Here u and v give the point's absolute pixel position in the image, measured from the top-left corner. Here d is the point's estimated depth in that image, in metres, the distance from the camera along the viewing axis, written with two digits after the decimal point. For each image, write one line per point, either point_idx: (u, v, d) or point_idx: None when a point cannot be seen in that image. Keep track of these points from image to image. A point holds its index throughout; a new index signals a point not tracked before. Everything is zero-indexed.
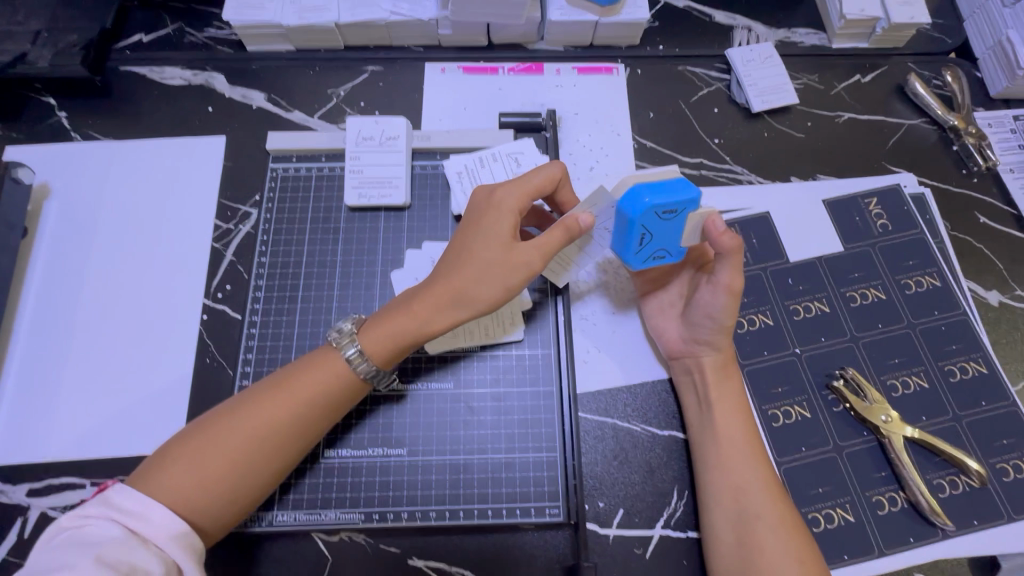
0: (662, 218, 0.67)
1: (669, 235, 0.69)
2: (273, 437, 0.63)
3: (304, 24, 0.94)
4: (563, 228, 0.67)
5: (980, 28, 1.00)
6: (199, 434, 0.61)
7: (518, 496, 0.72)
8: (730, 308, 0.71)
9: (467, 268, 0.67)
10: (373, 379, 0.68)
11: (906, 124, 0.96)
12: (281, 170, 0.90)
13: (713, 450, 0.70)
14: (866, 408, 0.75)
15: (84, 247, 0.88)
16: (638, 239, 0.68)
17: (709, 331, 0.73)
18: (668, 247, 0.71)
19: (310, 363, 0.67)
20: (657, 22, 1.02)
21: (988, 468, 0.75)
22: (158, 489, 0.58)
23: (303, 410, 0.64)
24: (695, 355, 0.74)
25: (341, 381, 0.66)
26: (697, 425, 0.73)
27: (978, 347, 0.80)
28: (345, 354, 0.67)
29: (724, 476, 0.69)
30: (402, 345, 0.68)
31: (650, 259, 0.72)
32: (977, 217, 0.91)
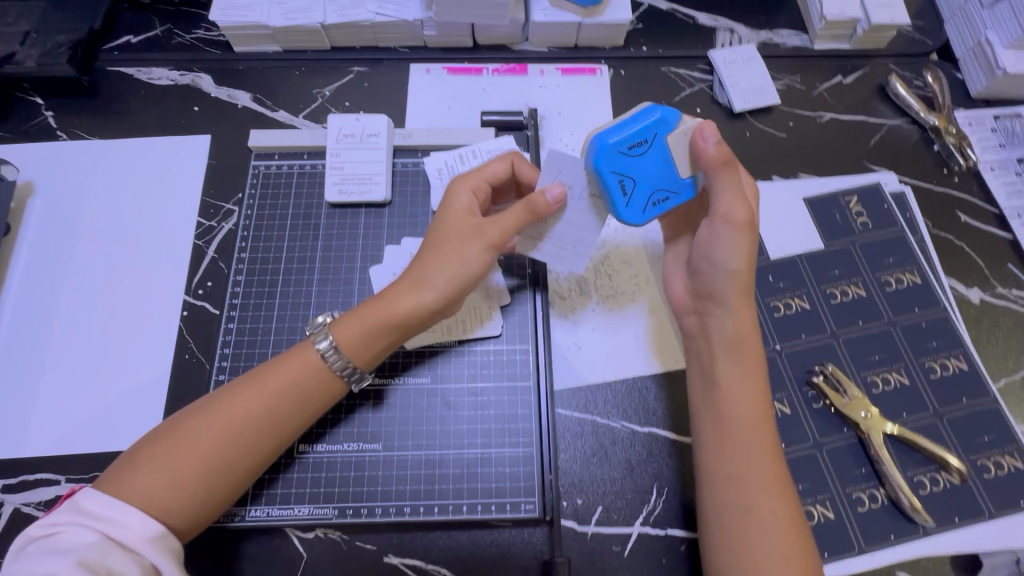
0: (634, 153, 0.63)
1: (653, 171, 0.64)
2: (244, 432, 0.62)
3: (290, 25, 0.95)
4: (525, 204, 0.66)
5: (960, 29, 1.00)
6: (171, 432, 0.61)
7: (494, 492, 0.71)
8: (739, 241, 0.66)
9: (437, 262, 0.67)
10: (348, 376, 0.67)
11: (886, 124, 0.97)
12: (264, 168, 0.90)
13: (713, 418, 0.65)
14: (846, 404, 0.74)
15: (67, 243, 0.89)
16: (620, 187, 0.64)
17: (716, 278, 0.68)
18: (661, 185, 0.65)
19: (284, 357, 0.67)
20: (641, 24, 1.03)
21: (969, 465, 0.74)
22: (129, 490, 0.57)
23: (276, 403, 0.64)
24: (703, 311, 0.70)
25: (312, 373, 0.66)
26: (700, 391, 0.68)
27: (958, 343, 0.80)
28: (316, 346, 0.67)
29: (723, 448, 0.63)
30: (375, 326, 0.67)
31: (650, 206, 0.66)
32: (958, 216, 0.91)
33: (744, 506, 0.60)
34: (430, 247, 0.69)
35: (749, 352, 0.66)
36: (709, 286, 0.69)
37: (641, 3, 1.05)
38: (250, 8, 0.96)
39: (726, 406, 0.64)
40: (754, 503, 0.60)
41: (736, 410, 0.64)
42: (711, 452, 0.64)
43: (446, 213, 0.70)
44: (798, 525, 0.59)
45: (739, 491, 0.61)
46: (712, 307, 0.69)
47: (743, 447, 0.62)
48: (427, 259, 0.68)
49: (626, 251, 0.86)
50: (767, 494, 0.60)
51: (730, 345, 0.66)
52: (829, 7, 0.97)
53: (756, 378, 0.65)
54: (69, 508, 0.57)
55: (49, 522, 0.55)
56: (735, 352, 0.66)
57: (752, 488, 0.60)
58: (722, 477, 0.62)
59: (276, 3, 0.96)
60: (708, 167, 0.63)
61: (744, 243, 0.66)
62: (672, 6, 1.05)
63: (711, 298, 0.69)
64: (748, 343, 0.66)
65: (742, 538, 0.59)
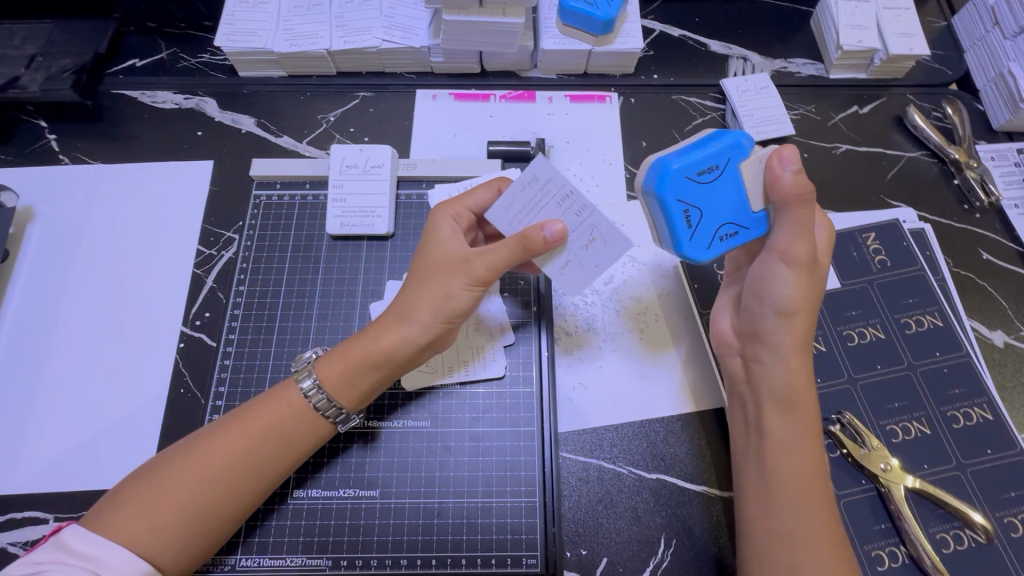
0: (701, 181, 0.61)
1: (722, 201, 0.62)
2: (225, 474, 0.59)
3: (296, 51, 0.94)
4: (519, 240, 0.62)
5: (981, 60, 0.98)
6: (154, 473, 0.58)
7: (494, 544, 0.69)
8: (799, 285, 0.63)
9: (423, 298, 0.65)
10: (332, 415, 0.65)
11: (905, 157, 0.94)
12: (265, 197, 0.88)
13: (757, 467, 0.63)
14: (865, 455, 0.71)
15: (65, 270, 0.87)
16: (684, 217, 0.62)
17: (772, 317, 0.65)
18: (729, 218, 0.63)
19: (267, 394, 0.65)
20: (651, 51, 1.01)
21: (995, 522, 0.70)
22: (108, 533, 0.54)
23: (257, 444, 0.61)
24: (750, 355, 0.68)
25: (292, 412, 0.63)
26: (748, 439, 0.66)
27: (983, 391, 0.77)
28: (300, 385, 0.64)
29: (767, 499, 0.61)
30: (358, 367, 0.64)
31: (717, 239, 0.63)
32: (980, 254, 0.88)
33: (787, 558, 0.57)
34: (415, 283, 0.66)
35: (801, 402, 0.64)
36: (756, 329, 0.67)
37: (652, 30, 1.03)
38: (255, 32, 0.95)
39: (773, 457, 0.62)
40: (800, 560, 0.57)
41: (785, 459, 0.62)
42: (755, 503, 0.62)
43: (431, 247, 0.68)
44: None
45: (787, 544, 0.58)
46: (760, 353, 0.67)
47: (789, 500, 0.60)
48: (412, 295, 0.65)
49: (635, 288, 0.83)
50: (818, 552, 0.57)
51: (777, 396, 0.64)
52: (846, 36, 0.94)
53: (809, 428, 0.63)
54: (54, 546, 0.54)
55: (32, 562, 0.53)
56: (786, 402, 0.64)
57: (798, 543, 0.57)
58: (765, 529, 0.60)
59: (282, 28, 0.95)
60: (782, 200, 0.60)
61: (803, 283, 0.63)
62: (683, 33, 1.03)
63: (759, 341, 0.67)
64: (799, 392, 0.64)
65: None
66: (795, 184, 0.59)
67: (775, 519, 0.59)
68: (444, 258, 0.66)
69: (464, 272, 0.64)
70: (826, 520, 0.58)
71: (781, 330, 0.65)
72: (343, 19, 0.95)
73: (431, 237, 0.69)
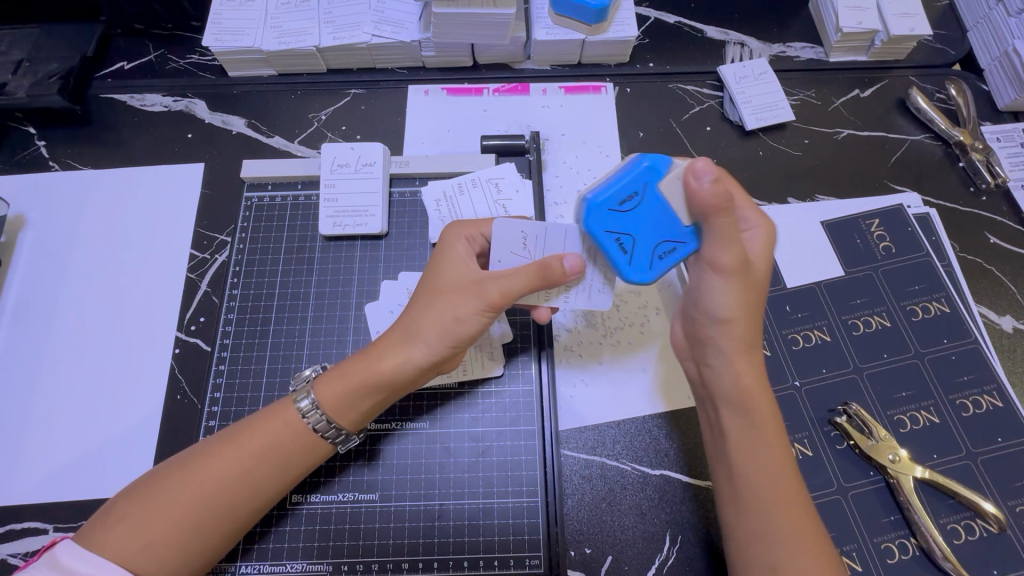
0: (623, 211, 0.58)
1: (650, 223, 0.59)
2: (224, 496, 0.58)
3: (285, 49, 0.92)
4: (539, 268, 0.61)
5: (985, 39, 0.96)
6: (148, 488, 0.58)
7: (497, 545, 0.68)
8: (733, 289, 0.60)
9: (431, 318, 0.63)
10: (331, 436, 0.64)
11: (908, 140, 0.92)
12: (257, 199, 0.87)
13: (726, 470, 0.61)
14: (872, 447, 0.70)
15: (58, 278, 0.86)
16: (618, 245, 0.60)
17: (714, 325, 0.63)
18: (662, 237, 0.60)
19: (266, 414, 0.63)
20: (647, 39, 0.99)
21: (1007, 512, 0.69)
22: (101, 552, 0.54)
23: (257, 466, 0.60)
24: (702, 362, 0.66)
25: (294, 436, 0.62)
26: (715, 441, 0.64)
27: (992, 378, 0.75)
28: (296, 404, 0.63)
29: (742, 503, 0.59)
30: (355, 389, 0.63)
31: (656, 260, 0.60)
32: (987, 238, 0.86)
33: (767, 559, 0.55)
34: (424, 302, 0.65)
35: (754, 402, 0.61)
36: (704, 335, 0.65)
37: (647, 17, 1.01)
38: (242, 31, 0.93)
39: (737, 457, 0.60)
40: (777, 560, 0.55)
41: (749, 458, 0.59)
42: (730, 506, 0.60)
43: (443, 265, 0.66)
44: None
45: (762, 545, 0.56)
46: (709, 359, 0.64)
47: (760, 501, 0.57)
48: (421, 313, 0.64)
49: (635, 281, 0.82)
50: (796, 553, 0.54)
51: (734, 400, 0.62)
52: (846, 18, 0.92)
53: (771, 426, 0.61)
54: (45, 563, 0.53)
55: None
56: (742, 401, 0.61)
57: (773, 542, 0.55)
58: (742, 534, 0.58)
59: (270, 26, 0.93)
60: (703, 212, 0.56)
61: (737, 289, 0.60)
62: (679, 20, 1.01)
63: (706, 345, 0.65)
64: (754, 392, 0.61)
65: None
66: (708, 199, 0.55)
67: (749, 520, 0.57)
68: (454, 278, 0.65)
69: (475, 295, 0.63)
70: (798, 519, 0.56)
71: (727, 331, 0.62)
72: (331, 15, 0.94)
73: (441, 253, 0.67)
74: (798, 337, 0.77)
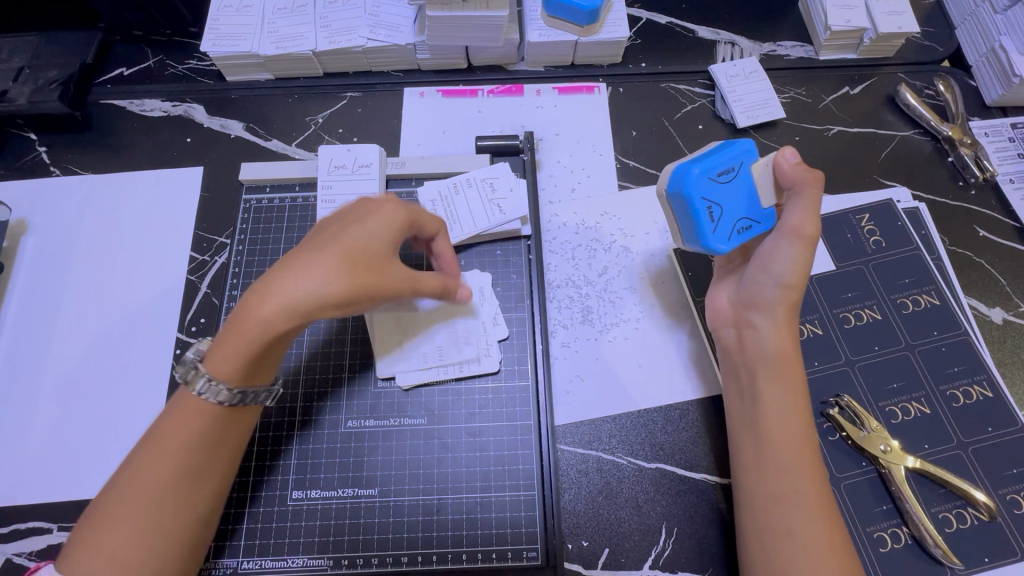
0: (720, 181, 0.68)
1: (737, 197, 0.68)
2: (169, 495, 0.58)
3: (282, 53, 0.93)
4: (458, 241, 0.65)
5: (972, 35, 0.97)
6: (100, 509, 0.57)
7: (494, 538, 0.69)
8: (799, 257, 0.65)
9: (307, 286, 0.58)
10: (244, 399, 0.62)
11: (898, 136, 0.93)
12: (255, 201, 0.88)
13: (752, 434, 0.66)
14: (864, 438, 0.71)
15: (60, 281, 0.87)
16: (706, 213, 0.68)
17: (773, 290, 0.67)
18: (743, 212, 0.69)
19: (180, 407, 0.61)
20: (639, 40, 1.00)
21: (998, 500, 0.70)
22: (74, 574, 0.54)
23: (189, 454, 0.59)
24: (744, 325, 0.70)
25: (215, 416, 0.61)
26: (742, 407, 0.68)
27: (982, 368, 0.76)
28: (196, 389, 0.60)
29: (763, 466, 0.63)
30: (248, 355, 0.60)
31: (736, 232, 0.69)
32: (977, 231, 0.87)
33: (781, 520, 0.60)
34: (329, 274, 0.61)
35: (787, 370, 0.66)
36: (752, 300, 0.69)
37: (639, 18, 1.02)
38: (240, 36, 0.94)
39: (766, 423, 0.65)
40: (794, 523, 0.60)
41: (777, 424, 0.64)
42: (752, 468, 0.64)
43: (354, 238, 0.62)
44: (842, 540, 0.59)
45: (778, 507, 0.61)
46: (754, 322, 0.69)
47: (785, 465, 0.62)
48: (296, 279, 0.58)
49: (629, 276, 0.83)
50: (808, 515, 0.60)
51: (769, 366, 0.66)
52: (834, 17, 0.93)
53: (797, 395, 0.65)
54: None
55: None
56: (777, 366, 0.66)
57: (791, 504, 0.60)
58: (761, 497, 0.62)
59: (267, 31, 0.95)
60: (793, 185, 0.65)
61: (804, 258, 0.65)
62: (671, 20, 1.02)
63: (753, 309, 0.69)
64: (789, 359, 0.66)
65: (782, 560, 0.59)
66: (799, 174, 0.65)
67: (771, 483, 0.62)
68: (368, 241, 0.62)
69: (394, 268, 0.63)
70: (816, 482, 0.61)
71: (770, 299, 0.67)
72: (328, 20, 0.95)
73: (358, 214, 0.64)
74: None
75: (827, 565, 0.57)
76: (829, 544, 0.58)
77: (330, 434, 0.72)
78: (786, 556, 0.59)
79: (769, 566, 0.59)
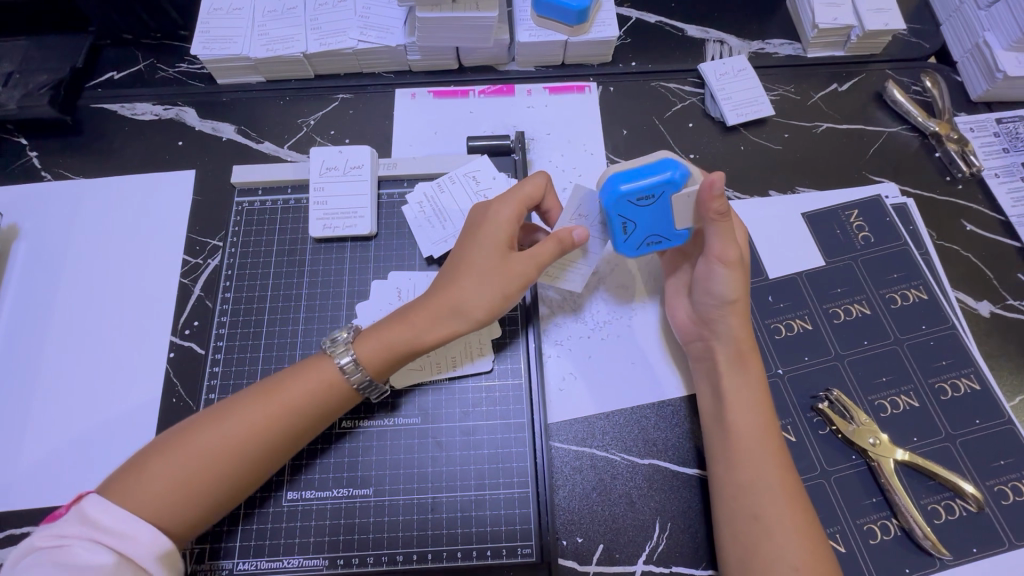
0: (639, 205, 0.65)
1: (654, 219, 0.67)
2: (258, 447, 0.62)
3: (272, 56, 0.93)
4: (553, 239, 0.67)
5: (957, 31, 0.98)
6: (188, 441, 0.61)
7: (489, 536, 0.70)
8: (730, 280, 0.69)
9: (475, 294, 0.67)
10: (365, 389, 0.68)
11: (885, 132, 0.94)
12: (247, 204, 0.89)
13: (719, 427, 0.68)
14: (853, 431, 0.71)
15: (52, 286, 0.87)
16: (621, 229, 0.67)
17: (715, 310, 0.70)
18: (657, 230, 0.68)
19: (302, 369, 0.67)
20: (629, 39, 1.01)
21: (986, 492, 0.71)
22: (143, 497, 0.58)
23: (292, 414, 0.64)
24: (708, 332, 0.72)
25: (329, 386, 0.66)
26: (710, 404, 0.70)
27: (969, 361, 0.77)
28: (337, 362, 0.67)
29: (730, 455, 0.65)
30: (398, 351, 0.68)
31: (644, 246, 0.70)
32: (963, 226, 0.88)
33: (748, 507, 0.62)
34: (460, 279, 0.68)
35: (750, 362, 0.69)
36: (711, 320, 0.71)
37: (628, 18, 1.03)
38: (230, 39, 0.94)
39: (730, 418, 0.66)
40: (761, 510, 0.61)
41: (739, 416, 0.66)
42: (720, 459, 0.66)
43: (476, 247, 0.69)
44: (807, 527, 0.60)
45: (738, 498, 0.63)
46: (717, 332, 0.70)
47: (751, 458, 0.64)
48: (464, 287, 0.67)
49: (620, 275, 0.83)
50: (777, 499, 0.61)
51: (731, 359, 0.69)
52: (822, 15, 0.94)
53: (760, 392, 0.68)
54: (76, 518, 0.56)
55: (57, 534, 0.55)
56: (735, 365, 0.69)
57: (757, 491, 0.62)
58: (730, 488, 0.64)
59: (257, 33, 0.95)
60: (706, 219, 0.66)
61: (737, 279, 0.69)
62: (660, 19, 1.02)
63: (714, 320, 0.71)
64: (747, 349, 0.70)
65: (753, 545, 0.60)
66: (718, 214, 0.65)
67: (736, 471, 0.64)
68: (485, 250, 0.68)
69: (516, 273, 0.67)
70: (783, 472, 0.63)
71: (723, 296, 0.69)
72: (317, 22, 0.95)
73: (483, 230, 0.69)
74: (779, 327, 0.79)
75: (797, 549, 0.59)
76: (795, 528, 0.60)
77: (323, 439, 0.72)
78: (751, 543, 0.60)
79: (741, 553, 0.61)
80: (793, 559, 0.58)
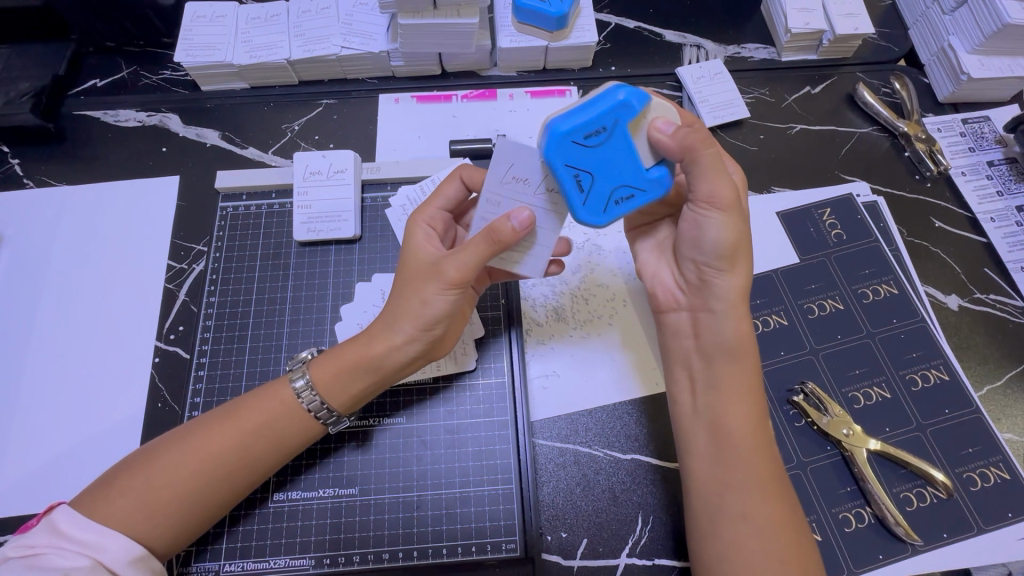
0: (592, 144, 0.56)
1: (614, 165, 0.58)
2: (216, 473, 0.62)
3: (256, 62, 0.94)
4: (484, 235, 0.60)
5: (924, 35, 1.01)
6: (148, 464, 0.61)
7: (474, 533, 0.71)
8: (727, 227, 0.61)
9: (408, 307, 0.65)
10: (323, 419, 0.67)
11: (857, 133, 0.97)
12: (231, 209, 0.90)
13: (706, 422, 0.64)
14: (828, 422, 0.73)
15: (34, 294, 0.87)
16: (576, 182, 0.58)
17: (702, 270, 0.65)
18: (623, 180, 0.59)
19: (261, 394, 0.67)
20: (609, 44, 1.03)
21: (955, 479, 0.73)
22: (103, 520, 0.58)
23: (250, 439, 0.64)
24: (696, 309, 0.68)
25: (286, 409, 0.66)
26: (693, 393, 0.67)
27: (938, 354, 0.80)
28: (292, 384, 0.67)
29: (718, 451, 0.62)
30: (348, 373, 0.66)
31: (612, 204, 0.60)
32: (933, 223, 0.90)
33: (735, 503, 0.60)
34: (396, 292, 0.67)
35: (746, 352, 0.64)
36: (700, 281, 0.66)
37: (608, 23, 1.05)
38: (213, 46, 0.95)
39: (719, 409, 0.63)
40: (746, 507, 0.59)
41: (731, 412, 0.62)
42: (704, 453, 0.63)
43: (406, 254, 0.68)
44: (794, 523, 0.59)
45: (727, 494, 0.60)
46: (709, 305, 0.65)
47: (739, 454, 0.61)
48: (398, 302, 0.66)
49: (602, 273, 0.85)
50: (763, 499, 0.59)
51: (725, 349, 0.64)
52: (794, 19, 0.97)
53: (752, 378, 0.64)
54: (47, 530, 0.57)
55: (28, 544, 0.56)
56: (730, 357, 0.64)
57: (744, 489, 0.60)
58: (715, 479, 0.62)
59: (240, 40, 0.96)
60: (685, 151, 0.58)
61: (734, 223, 0.61)
62: (638, 25, 1.05)
63: (704, 292, 0.66)
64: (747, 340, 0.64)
65: (734, 540, 0.59)
66: (682, 141, 0.56)
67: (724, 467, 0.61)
68: (418, 261, 0.67)
69: (444, 279, 0.64)
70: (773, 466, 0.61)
71: (722, 274, 0.64)
72: (301, 28, 0.96)
73: (412, 242, 0.69)
74: (756, 323, 0.81)
75: (781, 543, 0.58)
76: (778, 525, 0.58)
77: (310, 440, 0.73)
78: (739, 539, 0.59)
79: (720, 545, 0.60)
80: (778, 554, 0.57)
